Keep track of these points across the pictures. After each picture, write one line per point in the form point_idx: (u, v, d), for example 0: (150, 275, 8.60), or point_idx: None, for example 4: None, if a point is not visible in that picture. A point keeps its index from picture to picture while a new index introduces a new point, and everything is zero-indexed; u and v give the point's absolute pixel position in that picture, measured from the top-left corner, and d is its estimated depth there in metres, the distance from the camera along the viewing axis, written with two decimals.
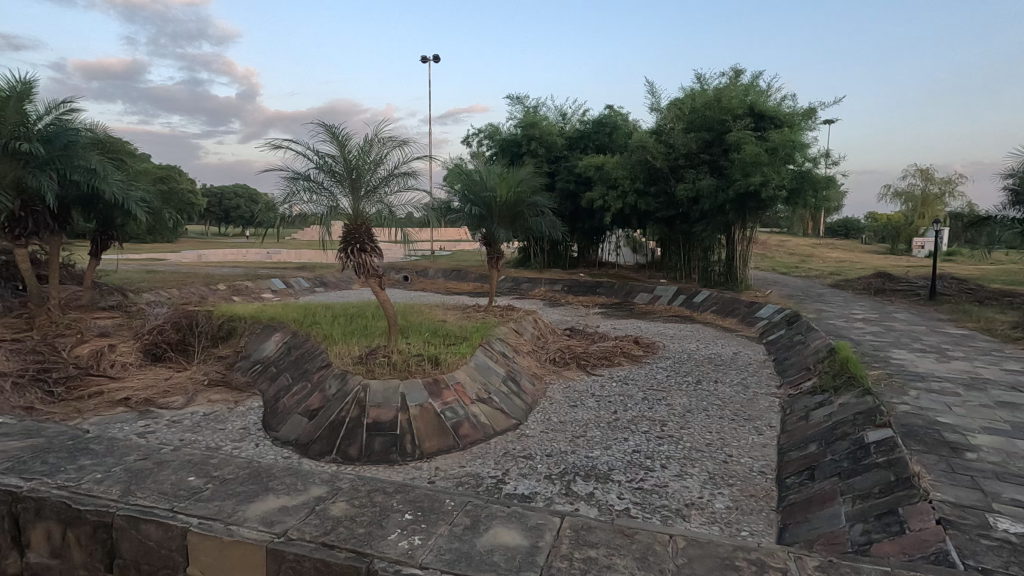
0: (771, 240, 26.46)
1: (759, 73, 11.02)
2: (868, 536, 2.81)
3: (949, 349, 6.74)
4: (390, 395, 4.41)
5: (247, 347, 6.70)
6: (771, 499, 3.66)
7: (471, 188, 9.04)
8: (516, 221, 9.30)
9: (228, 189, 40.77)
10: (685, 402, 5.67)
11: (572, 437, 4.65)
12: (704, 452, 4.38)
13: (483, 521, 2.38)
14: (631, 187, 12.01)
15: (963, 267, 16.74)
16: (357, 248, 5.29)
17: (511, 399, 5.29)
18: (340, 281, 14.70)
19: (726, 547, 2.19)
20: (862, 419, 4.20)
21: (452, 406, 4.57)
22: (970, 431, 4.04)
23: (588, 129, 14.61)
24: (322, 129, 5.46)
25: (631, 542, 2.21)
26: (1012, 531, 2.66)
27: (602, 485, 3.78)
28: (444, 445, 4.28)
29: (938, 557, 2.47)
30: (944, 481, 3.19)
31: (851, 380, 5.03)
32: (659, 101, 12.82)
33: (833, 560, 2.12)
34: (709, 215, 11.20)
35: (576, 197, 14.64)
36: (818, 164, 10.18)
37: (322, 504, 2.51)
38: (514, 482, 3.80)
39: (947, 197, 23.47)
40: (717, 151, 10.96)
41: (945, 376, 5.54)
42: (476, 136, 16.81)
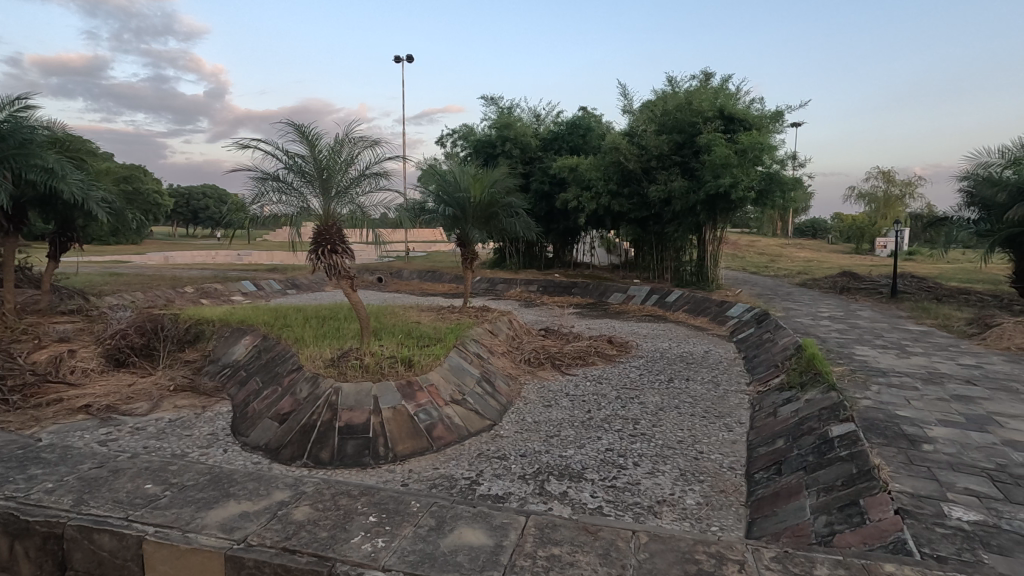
0: (741, 241, 27.03)
1: (729, 77, 11.22)
2: (831, 527, 2.88)
3: (909, 345, 6.99)
4: (362, 398, 4.36)
5: (215, 351, 6.54)
6: (740, 494, 3.73)
7: (445, 189, 8.99)
8: (490, 222, 9.31)
9: (195, 189, 39.70)
10: (657, 400, 5.75)
11: (546, 437, 4.67)
12: (676, 450, 4.45)
13: (449, 522, 2.38)
14: (605, 188, 12.12)
15: (923, 266, 17.37)
16: (328, 248, 5.21)
17: (485, 400, 5.29)
18: (312, 283, 14.50)
19: (687, 541, 2.24)
20: (827, 414, 4.33)
21: (425, 408, 4.55)
22: (927, 424, 4.19)
23: (562, 131, 14.70)
24: (292, 128, 5.39)
25: (595, 539, 2.23)
26: (964, 519, 2.77)
27: (575, 484, 3.80)
28: (418, 447, 4.26)
29: (896, 546, 2.55)
30: (902, 472, 3.31)
31: (816, 377, 5.17)
32: (631, 104, 12.97)
33: (789, 551, 2.18)
34: (681, 215, 11.38)
35: (550, 197, 14.72)
36: (786, 166, 10.42)
37: (284, 509, 2.47)
38: (488, 482, 3.80)
39: (907, 198, 24.31)
40: (688, 153, 11.15)
41: (904, 371, 5.75)
42: (450, 137, 16.74)
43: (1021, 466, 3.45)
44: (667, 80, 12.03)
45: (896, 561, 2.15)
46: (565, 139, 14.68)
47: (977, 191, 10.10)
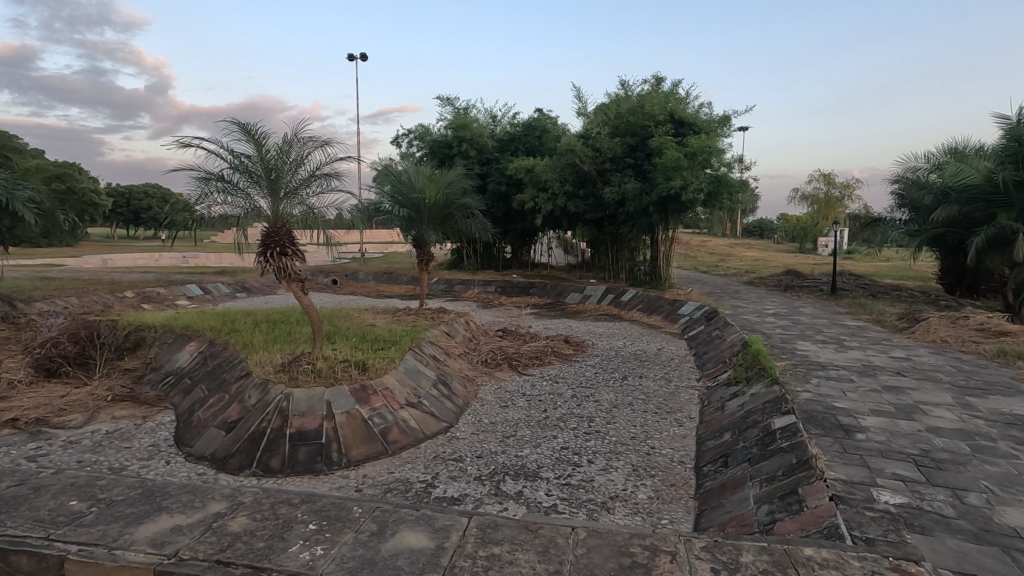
0: (693, 241, 27.89)
1: (679, 82, 11.53)
2: (772, 516, 3.03)
3: (846, 340, 7.38)
4: (314, 403, 4.28)
5: (157, 359, 6.26)
6: (689, 487, 3.87)
7: (399, 190, 8.89)
8: (445, 223, 9.25)
9: (134, 188, 37.69)
10: (611, 398, 5.87)
11: (503, 437, 4.70)
12: (629, 446, 4.56)
13: (391, 525, 2.37)
14: (561, 189, 12.26)
15: (860, 264, 18.38)
16: (276, 251, 5.07)
17: (441, 402, 5.28)
18: (263, 286, 14.07)
19: (624, 535, 2.30)
20: (770, 407, 4.53)
21: (380, 411, 4.50)
22: (861, 414, 4.44)
23: (518, 132, 14.78)
24: (237, 126, 5.21)
25: (535, 537, 2.26)
26: (890, 503, 2.95)
27: (529, 483, 3.84)
28: (373, 451, 4.20)
29: (829, 531, 2.69)
30: (838, 461, 3.50)
31: (761, 372, 5.41)
32: (585, 106, 13.17)
33: (719, 540, 2.26)
34: (634, 217, 11.64)
35: (507, 198, 14.76)
36: (733, 169, 10.83)
37: (220, 520, 2.40)
38: (444, 484, 3.80)
39: (846, 200, 25.54)
40: (640, 155, 11.41)
41: (841, 364, 6.07)
42: (406, 137, 16.53)
43: (941, 451, 3.70)
44: (620, 84, 12.26)
45: (815, 544, 2.29)
46: (521, 140, 14.79)
47: (908, 193, 10.77)
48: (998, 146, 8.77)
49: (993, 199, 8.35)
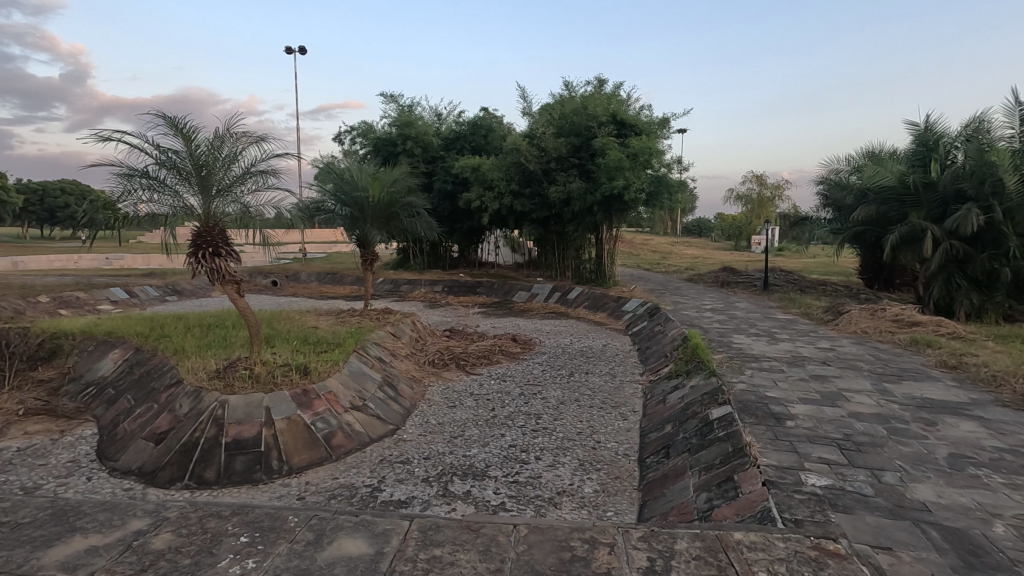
0: (636, 239, 28.64)
1: (620, 84, 11.80)
2: (711, 503, 3.16)
3: (778, 332, 7.79)
4: (252, 410, 4.10)
5: (76, 368, 5.81)
6: (633, 478, 3.98)
7: (341, 188, 8.65)
8: (390, 222, 9.07)
9: (47, 183, 34.79)
10: (558, 394, 5.94)
11: (450, 438, 4.67)
12: (575, 441, 4.63)
13: (328, 534, 2.30)
14: (507, 188, 12.30)
15: (790, 260, 19.46)
16: (208, 251, 4.82)
17: (387, 404, 5.18)
18: (196, 289, 13.35)
19: (564, 530, 2.33)
20: (708, 399, 4.72)
21: (323, 416, 4.37)
22: (791, 402, 4.70)
23: (464, 131, 14.71)
24: (163, 120, 4.90)
25: (476, 537, 2.26)
26: (817, 485, 3.14)
27: (477, 482, 3.83)
28: (316, 457, 4.07)
29: (762, 514, 2.83)
30: (769, 447, 3.69)
31: (700, 365, 5.63)
32: (530, 106, 13.27)
33: (654, 529, 2.33)
34: (579, 215, 11.83)
35: (453, 197, 14.65)
36: (672, 170, 11.21)
37: (141, 538, 2.27)
38: (390, 488, 3.74)
39: (777, 200, 26.93)
40: (584, 155, 11.60)
41: (773, 356, 6.40)
42: (348, 134, 16.09)
43: (861, 434, 3.97)
44: (564, 85, 12.43)
45: (744, 527, 2.40)
46: (467, 138, 14.73)
47: (832, 193, 11.51)
48: (909, 150, 9.49)
49: (905, 201, 9.08)
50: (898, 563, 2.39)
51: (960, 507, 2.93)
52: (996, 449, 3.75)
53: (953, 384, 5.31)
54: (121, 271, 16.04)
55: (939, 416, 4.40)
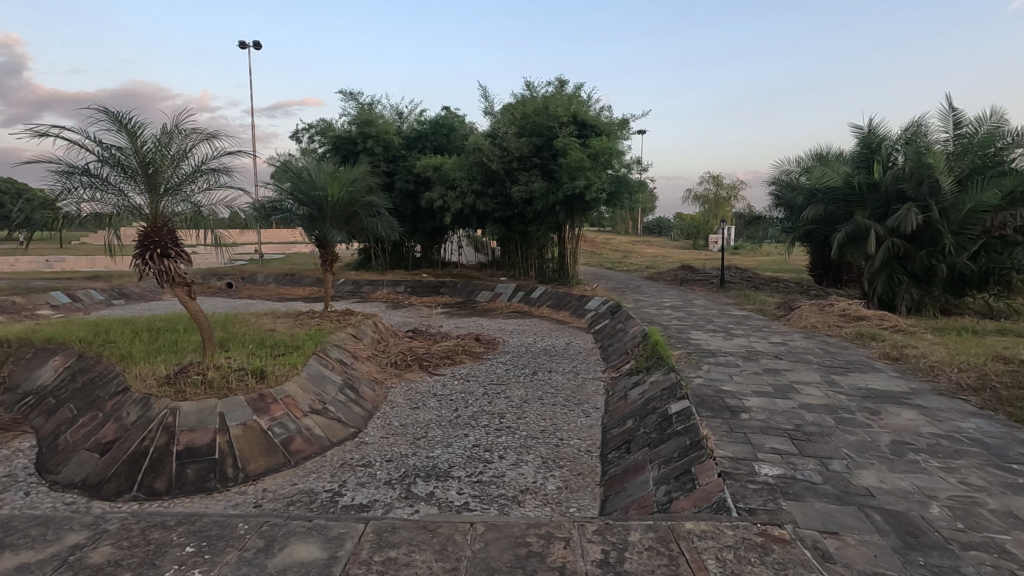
0: (598, 239, 28.97)
1: (581, 85, 11.92)
2: (669, 495, 3.23)
3: (734, 328, 8.04)
4: (205, 417, 3.95)
5: (12, 377, 5.48)
6: (595, 474, 4.03)
7: (299, 187, 8.43)
8: (350, 221, 8.89)
9: None
10: (522, 393, 5.97)
11: (413, 439, 4.62)
12: (538, 439, 4.66)
13: (279, 540, 2.25)
14: (469, 187, 12.27)
15: (745, 258, 20.10)
16: (157, 252, 4.62)
17: (348, 407, 5.09)
18: (145, 292, 12.79)
19: (521, 526, 2.34)
20: (667, 394, 4.83)
21: (281, 421, 4.26)
22: (745, 395, 4.86)
23: (425, 130, 14.59)
24: (106, 115, 4.67)
25: (433, 536, 2.25)
26: (769, 475, 3.25)
27: (441, 483, 3.81)
28: (273, 463, 3.96)
29: (718, 505, 2.91)
30: (725, 440, 3.79)
31: (659, 361, 5.75)
32: (492, 106, 13.28)
33: (609, 522, 2.37)
34: (542, 215, 11.90)
35: (415, 196, 14.50)
36: (632, 170, 11.40)
37: (77, 553, 2.17)
38: (351, 492, 3.67)
39: (732, 200, 27.74)
40: (546, 155, 11.67)
41: (729, 351, 6.60)
42: (306, 132, 15.70)
43: (810, 425, 4.13)
44: (526, 86, 12.50)
45: (696, 517, 2.48)
46: (428, 138, 14.62)
47: (783, 194, 11.95)
48: (854, 152, 9.94)
49: (851, 201, 9.51)
50: (843, 546, 2.50)
51: (900, 491, 3.09)
52: (933, 435, 3.97)
53: (895, 374, 5.60)
54: (65, 271, 16.43)
55: (882, 406, 4.63)
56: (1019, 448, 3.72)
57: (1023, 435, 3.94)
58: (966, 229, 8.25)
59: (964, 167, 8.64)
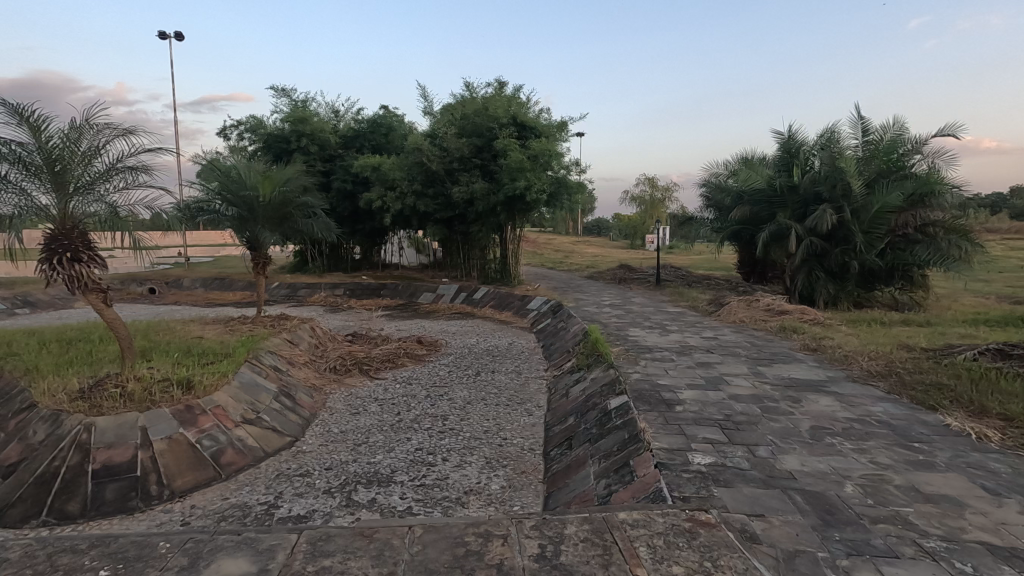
0: (539, 240, 29.31)
1: (520, 87, 12.03)
2: (609, 489, 3.33)
3: (669, 324, 8.36)
4: (125, 432, 3.69)
5: None
6: (538, 472, 4.08)
7: (228, 186, 8.02)
8: (284, 223, 8.54)
9: None
10: (465, 394, 5.95)
11: (354, 446, 4.51)
12: (482, 440, 4.67)
13: (205, 556, 2.14)
14: (409, 188, 12.12)
15: (679, 258, 20.95)
16: (66, 256, 4.28)
17: (284, 415, 4.91)
18: (54, 300, 11.79)
19: (459, 526, 2.34)
20: (607, 390, 4.96)
21: (210, 433, 4.05)
22: (680, 388, 5.07)
23: (363, 129, 14.26)
24: (4, 106, 4.27)
25: (370, 542, 2.21)
26: (701, 464, 3.40)
27: (383, 489, 3.74)
28: (202, 478, 3.76)
29: (655, 495, 3.02)
30: (662, 432, 3.94)
31: (599, 358, 5.90)
32: (431, 106, 13.17)
33: (546, 517, 2.41)
34: (483, 216, 11.91)
35: (354, 197, 14.15)
36: (571, 171, 11.61)
37: None
38: (288, 504, 3.54)
39: (667, 201, 28.81)
40: (487, 156, 11.69)
41: (664, 346, 6.86)
42: (235, 128, 14.99)
43: (739, 414, 4.37)
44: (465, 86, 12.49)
45: (631, 507, 2.56)
46: (366, 137, 14.30)
47: (713, 195, 12.56)
48: (776, 157, 10.57)
49: (774, 202, 10.11)
50: (769, 527, 2.66)
51: (819, 473, 3.32)
52: (847, 419, 4.29)
53: (814, 364, 6.00)
54: None
55: (803, 394, 4.96)
56: (920, 428, 4.08)
57: (924, 417, 4.32)
58: (874, 228, 8.96)
59: (872, 171, 9.37)
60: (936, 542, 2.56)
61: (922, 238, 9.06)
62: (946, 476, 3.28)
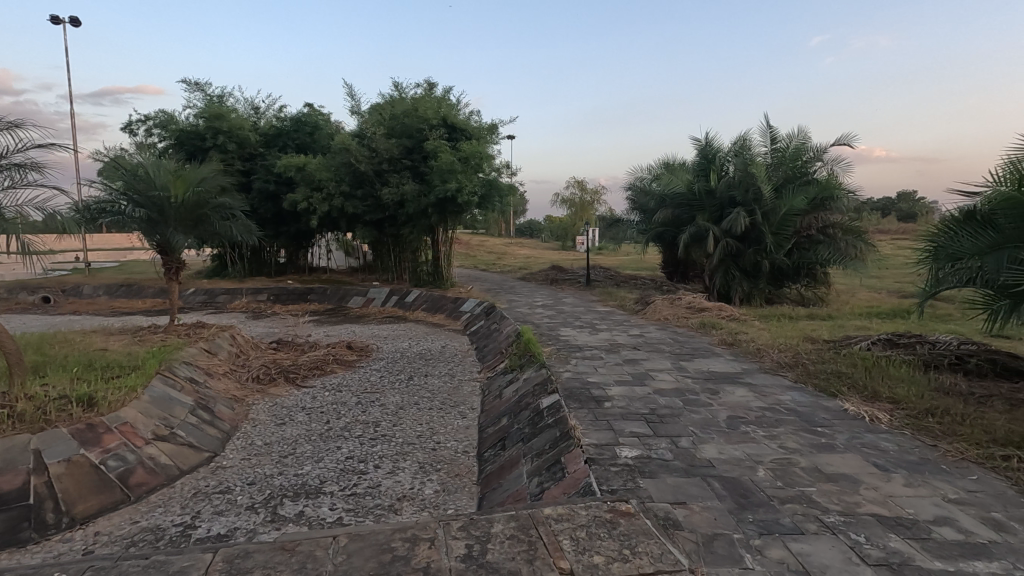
0: (472, 241, 29.35)
1: (450, 88, 11.99)
2: (541, 486, 3.40)
3: (598, 323, 8.62)
4: (15, 457, 3.33)
5: None
6: (472, 474, 4.10)
7: (133, 186, 7.43)
8: (199, 225, 8.02)
9: None
10: (397, 400, 5.86)
11: (279, 458, 4.33)
12: (415, 444, 4.62)
13: None
14: (337, 189, 11.76)
15: (608, 258, 21.66)
16: None
17: (201, 430, 4.62)
18: None
19: (385, 532, 2.31)
20: (539, 390, 5.06)
21: (117, 453, 3.75)
22: (609, 385, 5.25)
23: (286, 127, 13.68)
24: None
25: (291, 556, 2.13)
26: (628, 457, 3.54)
27: (311, 501, 3.62)
28: (108, 502, 3.47)
29: (585, 489, 3.11)
30: (591, 428, 4.06)
31: (531, 358, 6.00)
32: (359, 105, 12.85)
33: (474, 517, 2.43)
34: (414, 218, 11.75)
35: (277, 198, 13.55)
36: (502, 174, 11.71)
37: None
38: (207, 523, 3.35)
39: (596, 204, 29.65)
40: (417, 158, 11.55)
41: (594, 345, 7.07)
42: (143, 123, 13.94)
43: (663, 407, 4.57)
44: (393, 86, 12.31)
45: (560, 502, 2.63)
46: (290, 135, 13.73)
47: (638, 198, 13.09)
48: (694, 162, 11.16)
49: (694, 205, 10.68)
50: (690, 514, 2.82)
51: (735, 459, 3.55)
52: (759, 408, 4.60)
53: (730, 357, 6.39)
54: None
55: (721, 386, 5.27)
56: (823, 413, 4.45)
57: (826, 403, 4.72)
58: (782, 230, 9.65)
59: (780, 177, 10.09)
60: (836, 517, 2.80)
61: (824, 239, 9.86)
62: (845, 457, 3.60)
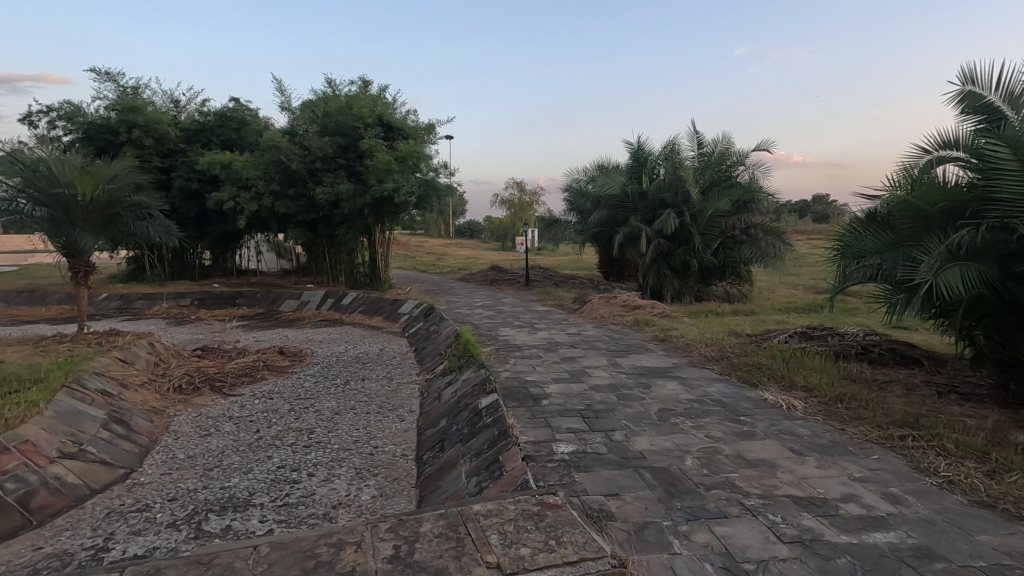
0: (411, 241, 29.00)
1: (385, 86, 11.77)
2: (480, 485, 3.41)
3: (537, 323, 8.74)
4: None
5: None
6: (410, 477, 4.05)
7: (33, 183, 6.80)
8: (111, 225, 7.45)
9: None
10: (333, 405, 5.70)
11: (203, 471, 4.10)
12: (352, 450, 4.50)
13: None
14: (266, 188, 11.27)
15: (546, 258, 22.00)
16: None
17: (115, 445, 4.31)
18: None
19: (310, 539, 2.25)
20: (477, 390, 5.07)
21: (16, 474, 3.43)
22: (546, 383, 5.33)
23: (210, 122, 12.97)
24: None
25: (208, 569, 2.04)
26: (564, 452, 3.62)
27: (240, 514, 3.46)
28: (5, 528, 3.17)
29: (522, 485, 3.14)
30: (529, 425, 4.11)
31: (470, 359, 6.00)
32: (289, 101, 12.39)
33: (403, 518, 2.41)
34: (349, 218, 11.44)
35: (200, 196, 12.82)
36: (440, 174, 11.64)
37: None
38: (122, 544, 3.13)
39: (535, 205, 30.04)
40: (352, 156, 11.27)
41: (533, 344, 7.16)
42: (45, 115, 12.80)
43: (598, 403, 4.70)
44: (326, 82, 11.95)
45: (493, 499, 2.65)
46: (213, 131, 13.02)
47: (575, 199, 13.37)
48: (627, 165, 11.52)
49: (628, 206, 11.02)
50: (622, 504, 2.92)
51: (665, 450, 3.70)
52: (688, 400, 4.82)
53: (662, 353, 6.66)
54: None
55: (653, 380, 5.47)
56: (746, 403, 4.72)
57: (749, 393, 5.01)
58: (709, 230, 10.14)
59: (707, 180, 10.60)
60: (756, 500, 2.99)
61: (747, 239, 10.45)
62: (765, 443, 3.84)
